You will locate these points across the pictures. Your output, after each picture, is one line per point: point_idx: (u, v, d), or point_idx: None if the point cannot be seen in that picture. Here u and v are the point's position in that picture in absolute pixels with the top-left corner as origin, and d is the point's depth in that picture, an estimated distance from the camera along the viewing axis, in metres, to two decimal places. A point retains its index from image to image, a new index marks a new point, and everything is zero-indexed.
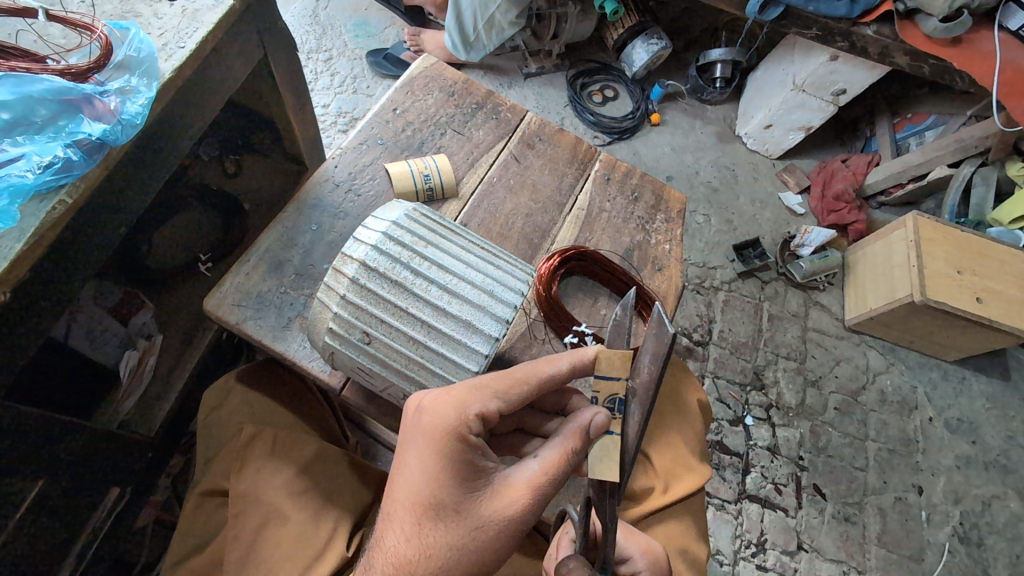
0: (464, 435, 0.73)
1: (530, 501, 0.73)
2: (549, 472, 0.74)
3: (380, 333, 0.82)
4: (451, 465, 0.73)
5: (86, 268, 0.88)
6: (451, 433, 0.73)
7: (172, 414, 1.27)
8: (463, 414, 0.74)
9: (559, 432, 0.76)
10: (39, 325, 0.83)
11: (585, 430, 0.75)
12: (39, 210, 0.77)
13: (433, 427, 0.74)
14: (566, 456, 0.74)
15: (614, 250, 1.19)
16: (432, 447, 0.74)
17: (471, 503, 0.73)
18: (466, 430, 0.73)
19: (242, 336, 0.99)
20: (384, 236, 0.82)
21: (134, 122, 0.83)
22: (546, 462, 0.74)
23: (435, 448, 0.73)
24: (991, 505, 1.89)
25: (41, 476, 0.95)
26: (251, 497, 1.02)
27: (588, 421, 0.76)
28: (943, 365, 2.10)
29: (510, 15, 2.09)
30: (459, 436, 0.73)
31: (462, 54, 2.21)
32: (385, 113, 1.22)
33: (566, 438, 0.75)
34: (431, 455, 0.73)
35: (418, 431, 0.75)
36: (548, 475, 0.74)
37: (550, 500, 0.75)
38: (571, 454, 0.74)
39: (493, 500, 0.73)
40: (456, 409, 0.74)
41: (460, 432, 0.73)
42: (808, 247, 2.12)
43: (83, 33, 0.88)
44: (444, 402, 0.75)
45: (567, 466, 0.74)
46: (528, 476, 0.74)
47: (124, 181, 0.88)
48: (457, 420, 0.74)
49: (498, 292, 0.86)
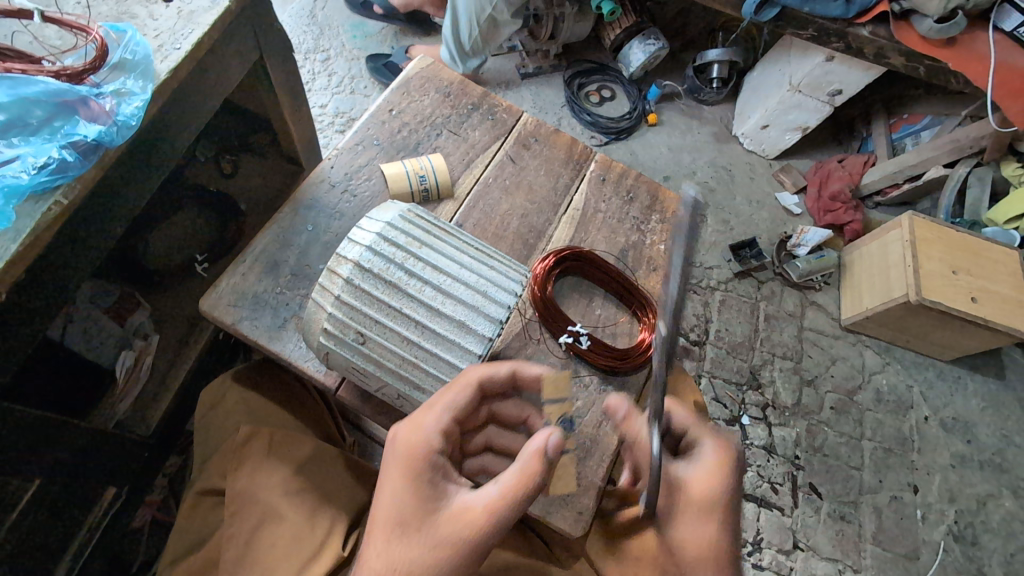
0: (427, 454, 0.75)
1: (487, 525, 0.70)
2: (508, 488, 0.71)
3: (375, 334, 0.82)
4: (416, 484, 0.73)
5: (83, 268, 0.88)
6: (416, 452, 0.75)
7: (169, 414, 1.27)
8: (426, 433, 0.76)
9: (518, 457, 0.74)
10: (36, 325, 0.83)
11: (541, 451, 0.73)
12: (35, 211, 0.77)
13: (401, 447, 0.76)
14: (523, 479, 0.71)
15: (609, 251, 1.20)
16: (401, 467, 0.75)
17: (432, 522, 0.71)
18: (429, 447, 0.75)
19: (238, 336, 0.99)
20: (378, 237, 0.82)
21: (129, 123, 0.84)
22: (503, 487, 0.71)
23: (402, 468, 0.74)
24: (986, 504, 1.90)
25: (39, 476, 0.95)
26: (247, 496, 1.02)
27: (542, 441, 0.73)
28: (938, 365, 2.11)
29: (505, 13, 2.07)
30: (424, 454, 0.75)
31: (459, 65, 2.17)
32: (381, 113, 1.22)
33: (524, 462, 0.72)
34: (399, 473, 0.74)
35: (389, 454, 0.76)
36: (506, 498, 0.70)
37: (515, 516, 0.71)
38: (529, 468, 0.72)
39: (451, 520, 0.71)
40: (421, 427, 0.77)
41: (423, 452, 0.75)
42: (805, 247, 2.11)
43: (79, 35, 0.88)
44: (410, 427, 0.77)
45: (527, 491, 0.71)
46: (486, 499, 0.71)
47: (122, 181, 0.89)
48: (421, 439, 0.76)
49: (492, 292, 0.86)
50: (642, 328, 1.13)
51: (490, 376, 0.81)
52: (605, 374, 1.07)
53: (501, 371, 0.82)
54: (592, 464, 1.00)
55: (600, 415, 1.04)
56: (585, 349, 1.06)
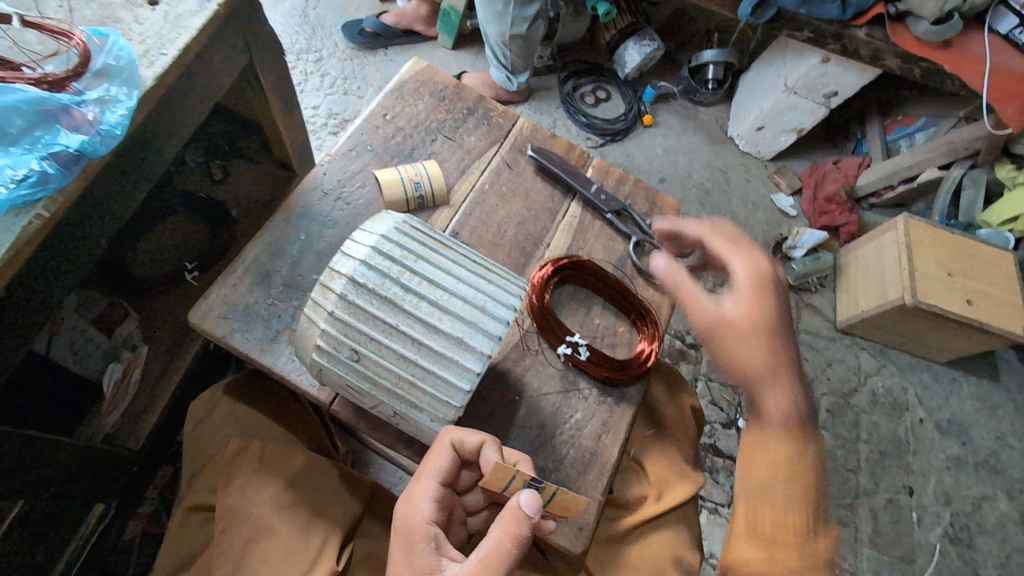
0: (421, 528, 0.75)
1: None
2: (488, 556, 0.70)
3: (370, 351, 0.79)
4: (413, 557, 0.74)
5: (65, 283, 0.85)
6: (410, 526, 0.75)
7: (158, 426, 1.24)
8: (417, 504, 0.77)
9: (498, 518, 0.72)
10: (17, 341, 0.80)
11: (516, 514, 0.71)
12: (14, 225, 0.74)
13: (398, 523, 0.77)
14: (504, 544, 0.70)
15: (607, 258, 1.19)
16: (400, 541, 0.76)
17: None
18: (419, 519, 0.75)
19: (228, 349, 0.97)
20: (372, 250, 0.80)
21: (113, 132, 0.80)
22: (481, 553, 0.70)
23: (399, 543, 0.76)
24: (982, 506, 1.91)
25: (23, 496, 0.92)
26: (239, 511, 1.00)
27: (514, 504, 0.72)
28: (933, 366, 2.11)
29: (522, 26, 1.98)
30: (417, 525, 0.75)
31: (511, 84, 2.19)
32: (375, 118, 1.20)
33: (500, 524, 0.71)
34: (399, 549, 0.76)
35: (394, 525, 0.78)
36: (485, 566, 0.69)
37: None
38: (504, 533, 0.71)
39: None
40: (414, 499, 0.77)
41: (418, 525, 0.75)
42: (800, 249, 2.14)
43: (61, 40, 0.84)
44: (407, 499, 0.78)
45: (506, 555, 0.70)
46: (468, 567, 0.70)
47: (104, 192, 0.85)
48: (414, 510, 0.76)
49: (490, 307, 0.84)
50: (641, 337, 1.11)
51: (464, 439, 0.78)
52: (604, 386, 1.05)
53: (471, 435, 0.78)
54: (591, 478, 0.98)
55: (599, 427, 1.02)
56: (585, 360, 1.04)
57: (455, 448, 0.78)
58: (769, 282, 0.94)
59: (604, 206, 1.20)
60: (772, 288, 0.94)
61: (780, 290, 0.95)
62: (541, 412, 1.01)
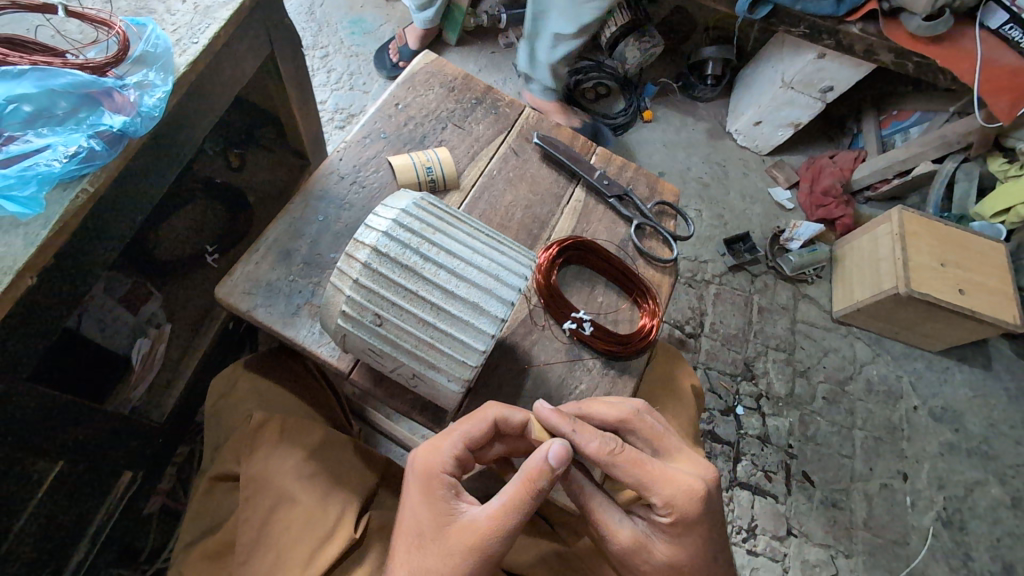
0: (441, 476, 0.83)
1: (492, 534, 0.78)
2: (510, 503, 0.78)
3: (392, 315, 0.85)
4: (432, 501, 0.82)
5: (104, 256, 0.90)
6: (431, 474, 0.83)
7: (180, 404, 1.30)
8: (439, 457, 0.83)
9: (523, 468, 0.79)
10: (60, 310, 0.86)
11: (542, 462, 0.78)
12: (64, 198, 0.80)
13: (417, 469, 0.84)
14: (527, 492, 0.78)
15: (610, 240, 1.25)
16: (418, 486, 0.83)
17: (445, 533, 0.80)
18: (441, 471, 0.83)
19: (253, 322, 1.02)
20: (394, 223, 0.85)
21: (152, 114, 0.86)
22: (505, 498, 0.78)
23: (418, 484, 0.83)
24: (974, 490, 1.96)
25: (61, 458, 0.97)
26: (262, 480, 1.05)
27: (543, 455, 0.78)
28: (927, 355, 2.17)
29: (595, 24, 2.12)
30: (437, 476, 0.83)
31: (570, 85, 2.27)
32: (388, 107, 1.26)
33: (525, 473, 0.78)
34: (418, 495, 0.83)
35: (412, 475, 0.84)
36: (508, 510, 0.78)
37: (516, 529, 0.79)
38: (527, 486, 0.78)
39: (460, 532, 0.79)
40: (438, 451, 0.84)
41: (438, 473, 0.83)
42: (797, 241, 2.18)
43: (100, 29, 0.90)
44: (427, 451, 0.84)
45: (527, 502, 0.78)
46: (491, 510, 0.79)
47: (141, 172, 0.91)
48: (436, 462, 0.83)
49: (503, 275, 0.89)
50: (642, 314, 1.16)
51: (501, 411, 0.84)
52: (607, 359, 1.11)
53: (516, 414, 0.85)
54: None
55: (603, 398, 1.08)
56: (589, 335, 1.09)
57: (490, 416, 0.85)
58: (696, 516, 0.85)
59: (608, 191, 1.26)
60: (699, 519, 0.85)
61: (709, 509, 0.87)
62: (548, 383, 1.07)
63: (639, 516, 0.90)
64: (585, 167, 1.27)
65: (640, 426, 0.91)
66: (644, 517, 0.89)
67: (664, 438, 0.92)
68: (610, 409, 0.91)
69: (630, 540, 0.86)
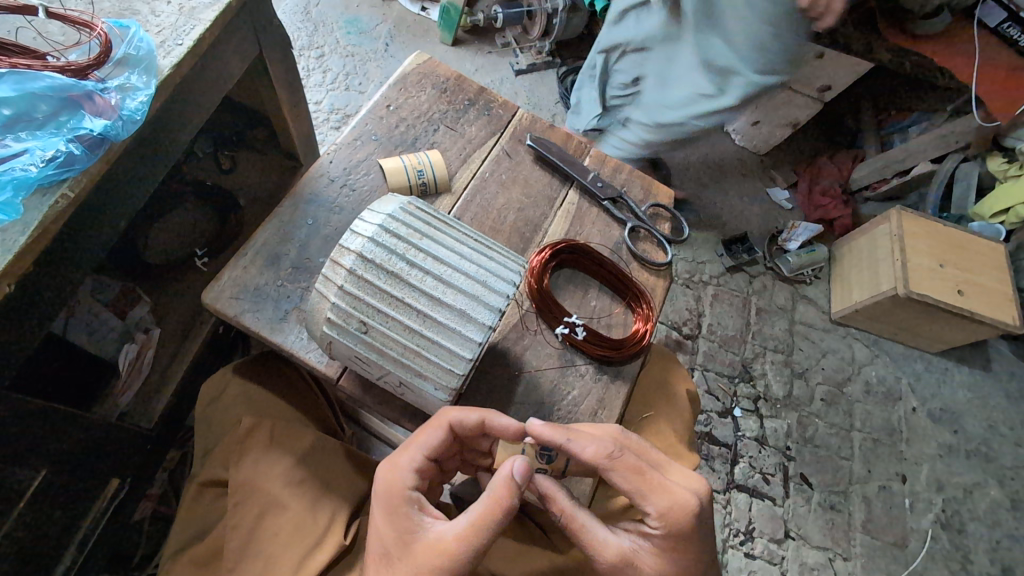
0: (404, 492, 0.83)
1: (456, 554, 0.76)
2: (477, 523, 0.77)
3: (377, 322, 0.84)
4: (396, 520, 0.81)
5: (86, 261, 0.89)
6: (393, 491, 0.83)
7: (170, 408, 1.29)
8: (401, 473, 0.84)
9: (490, 486, 0.80)
10: (41, 318, 0.85)
11: (512, 480, 0.78)
12: (42, 205, 0.78)
13: (382, 488, 0.83)
14: (494, 509, 0.77)
15: (604, 244, 1.23)
16: (382, 504, 0.83)
17: (411, 552, 0.79)
18: (404, 488, 0.83)
19: (240, 328, 1.01)
20: (380, 228, 0.84)
21: (134, 117, 0.85)
22: (473, 515, 0.78)
23: (382, 505, 0.83)
24: (972, 492, 1.95)
25: (45, 465, 0.96)
26: (251, 487, 1.04)
27: (509, 470, 0.79)
28: (926, 356, 2.15)
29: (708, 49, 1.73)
30: (400, 494, 0.83)
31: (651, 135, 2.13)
32: (380, 109, 1.24)
33: (491, 493, 0.78)
34: (382, 513, 0.82)
35: (376, 494, 0.84)
36: (474, 528, 0.77)
37: (483, 550, 0.77)
38: (495, 506, 0.77)
39: (426, 551, 0.78)
40: (400, 467, 0.84)
41: (400, 490, 0.83)
42: (796, 242, 2.19)
43: (83, 31, 0.89)
44: (390, 468, 0.85)
45: (494, 519, 0.77)
46: (458, 528, 0.78)
47: (125, 176, 0.90)
48: (397, 479, 0.83)
49: (491, 282, 0.88)
50: (636, 318, 1.15)
51: (462, 420, 0.83)
52: (599, 364, 1.09)
53: (469, 415, 0.84)
54: None
55: (596, 403, 1.07)
56: (581, 339, 1.08)
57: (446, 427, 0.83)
58: (687, 529, 0.83)
59: (602, 193, 1.24)
60: (690, 533, 0.84)
61: (701, 526, 0.85)
62: (540, 389, 1.05)
63: (626, 531, 0.87)
64: (580, 170, 1.26)
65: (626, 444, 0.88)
66: (632, 532, 0.86)
67: (652, 451, 0.90)
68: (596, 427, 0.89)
69: (617, 555, 0.83)
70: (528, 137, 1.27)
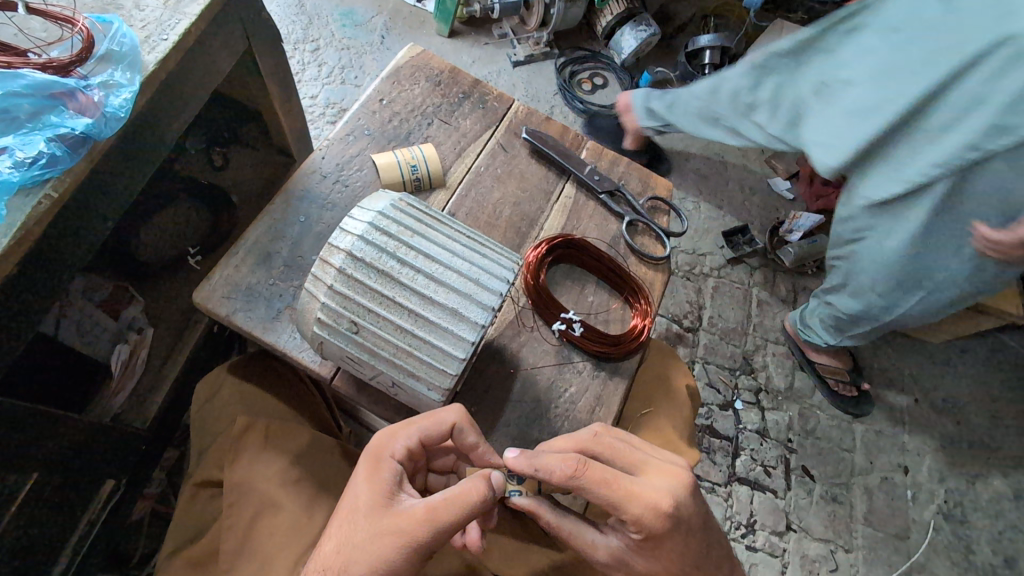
0: (391, 458, 0.82)
1: (423, 523, 0.75)
2: (449, 501, 0.76)
3: (369, 322, 0.82)
4: (375, 480, 0.80)
5: (74, 262, 0.88)
6: (381, 453, 0.83)
7: (165, 407, 1.28)
8: (392, 442, 0.83)
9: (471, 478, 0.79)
10: (28, 320, 0.84)
11: (489, 480, 0.79)
12: (24, 206, 0.77)
13: (371, 449, 0.84)
14: (469, 492, 0.76)
15: (602, 238, 1.21)
16: (367, 464, 0.82)
17: (382, 512, 0.77)
18: (393, 457, 0.82)
19: (232, 328, 1.00)
20: (369, 226, 0.83)
21: (118, 115, 0.83)
22: (448, 492, 0.77)
23: (368, 462, 0.82)
24: (975, 483, 1.94)
25: (37, 468, 0.95)
26: (245, 487, 1.02)
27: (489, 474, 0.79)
28: (929, 347, 2.14)
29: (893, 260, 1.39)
30: (387, 461, 0.82)
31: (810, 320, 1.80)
32: (372, 103, 1.22)
33: (471, 479, 0.77)
34: (363, 470, 0.82)
35: (363, 456, 0.84)
36: (447, 503, 0.76)
37: (448, 532, 0.76)
38: (471, 490, 0.76)
39: (396, 515, 0.77)
40: (393, 436, 0.84)
41: (388, 454, 0.82)
42: (797, 233, 2.12)
43: (65, 27, 0.87)
44: (382, 437, 0.84)
45: (469, 500, 0.75)
46: (431, 500, 0.76)
47: (110, 176, 0.88)
48: (386, 445, 0.83)
49: (483, 279, 0.87)
50: (633, 314, 1.13)
51: (461, 427, 0.84)
52: (597, 360, 1.08)
53: (471, 434, 0.84)
54: None
55: (593, 400, 1.05)
56: (578, 336, 1.07)
57: (451, 428, 0.83)
58: (674, 526, 0.81)
59: (598, 186, 1.23)
60: (670, 529, 0.81)
61: (686, 518, 0.82)
62: (537, 386, 1.04)
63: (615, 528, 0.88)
64: (579, 166, 1.24)
65: (599, 450, 0.85)
66: (619, 530, 0.87)
67: (628, 452, 0.86)
68: (564, 440, 0.87)
69: (610, 556, 0.86)
70: (525, 132, 1.25)
